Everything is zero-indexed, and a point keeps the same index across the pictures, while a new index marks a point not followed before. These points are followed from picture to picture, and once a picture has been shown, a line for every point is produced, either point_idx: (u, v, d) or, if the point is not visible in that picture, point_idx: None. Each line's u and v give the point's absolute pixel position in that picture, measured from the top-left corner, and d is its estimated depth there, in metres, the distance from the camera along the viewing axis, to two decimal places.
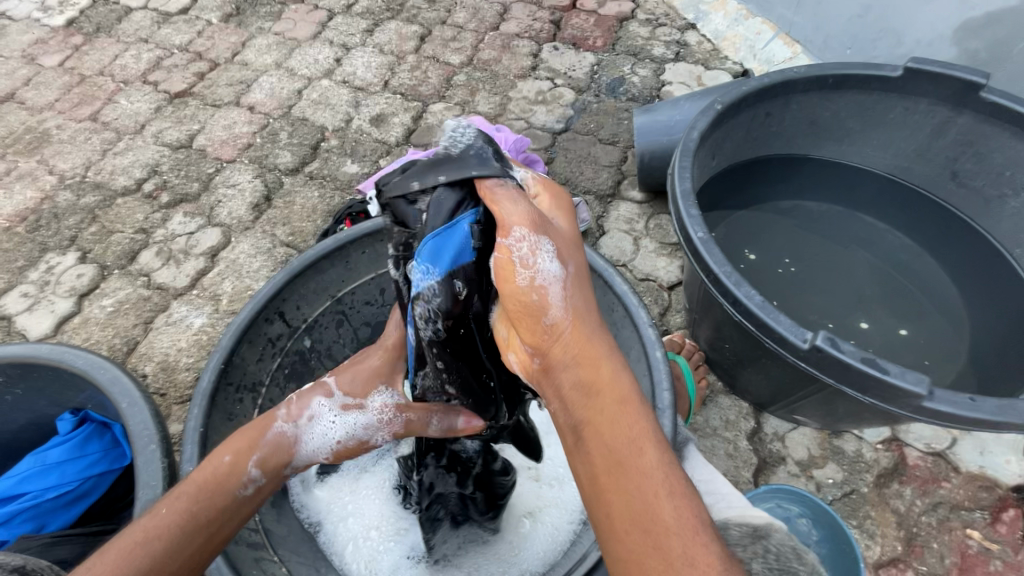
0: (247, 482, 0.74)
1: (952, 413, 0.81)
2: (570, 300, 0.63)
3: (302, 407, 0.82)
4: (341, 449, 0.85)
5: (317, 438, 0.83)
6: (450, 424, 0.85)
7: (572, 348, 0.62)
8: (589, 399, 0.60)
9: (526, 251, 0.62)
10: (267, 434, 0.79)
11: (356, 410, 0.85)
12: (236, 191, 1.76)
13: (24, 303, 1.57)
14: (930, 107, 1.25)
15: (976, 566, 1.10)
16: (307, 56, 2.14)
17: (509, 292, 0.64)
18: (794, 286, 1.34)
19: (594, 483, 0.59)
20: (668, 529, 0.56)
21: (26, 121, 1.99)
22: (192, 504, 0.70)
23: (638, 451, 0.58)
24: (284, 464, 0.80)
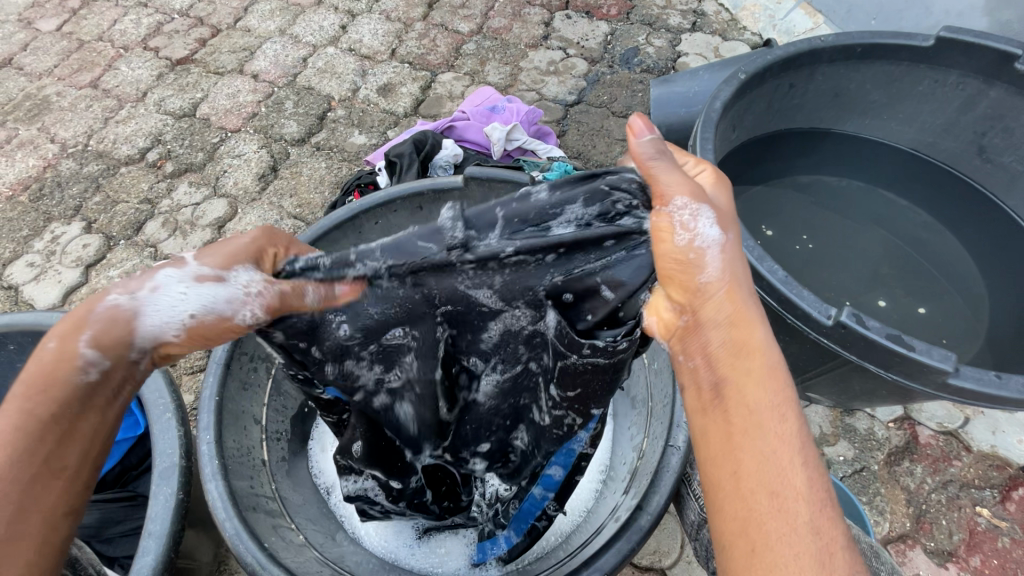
0: (87, 367, 0.59)
1: (977, 390, 0.80)
2: (729, 263, 0.63)
3: (146, 275, 0.63)
4: (192, 325, 0.63)
5: (157, 310, 0.62)
6: (331, 294, 0.69)
7: (725, 308, 0.62)
8: (734, 359, 0.60)
9: (687, 217, 0.62)
10: (96, 310, 0.61)
11: (210, 281, 0.63)
12: (242, 161, 1.73)
13: (30, 273, 1.55)
14: (960, 79, 1.21)
15: (985, 542, 1.11)
16: (311, 23, 2.07)
17: (664, 252, 0.63)
18: (812, 262, 1.32)
19: (721, 441, 0.58)
20: (799, 494, 0.54)
21: (26, 87, 1.94)
22: (22, 402, 0.57)
23: (776, 418, 0.57)
24: (125, 340, 0.61)
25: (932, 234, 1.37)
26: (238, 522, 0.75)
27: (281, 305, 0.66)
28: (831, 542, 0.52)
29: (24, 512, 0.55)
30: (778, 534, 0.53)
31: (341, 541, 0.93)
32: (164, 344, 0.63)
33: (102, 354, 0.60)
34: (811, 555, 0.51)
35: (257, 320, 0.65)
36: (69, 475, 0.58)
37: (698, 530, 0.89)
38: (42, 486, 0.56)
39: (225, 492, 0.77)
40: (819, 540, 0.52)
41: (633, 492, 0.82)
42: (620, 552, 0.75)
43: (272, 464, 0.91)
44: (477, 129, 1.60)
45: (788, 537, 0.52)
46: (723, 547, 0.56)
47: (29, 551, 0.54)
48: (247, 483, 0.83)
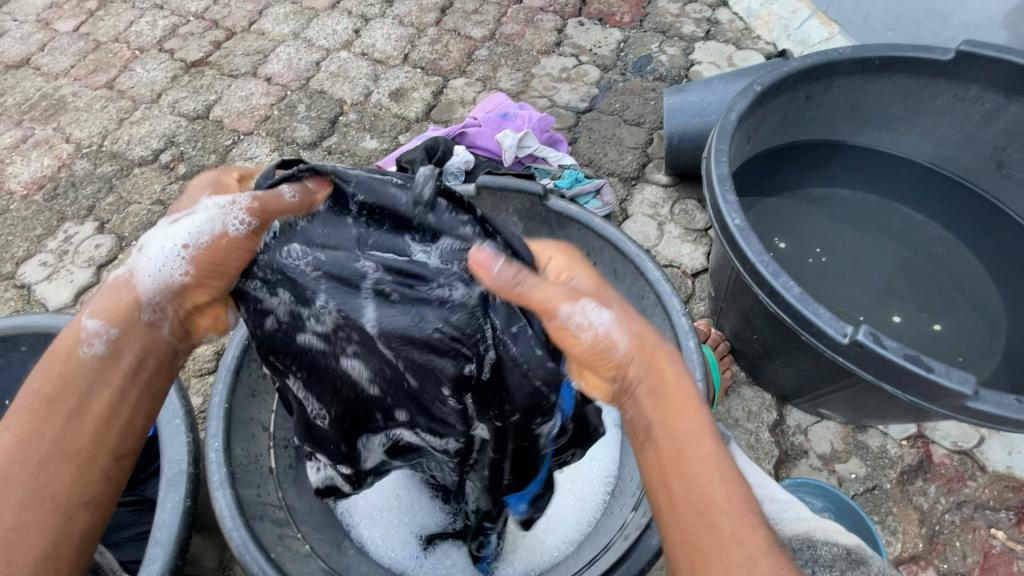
0: (93, 338, 0.60)
1: (996, 414, 0.79)
2: (630, 327, 0.62)
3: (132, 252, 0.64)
4: (194, 257, 0.64)
5: (152, 266, 0.62)
6: (301, 187, 0.72)
7: (643, 363, 0.61)
8: (660, 403, 0.60)
9: (576, 317, 0.62)
10: (100, 290, 0.63)
11: (185, 217, 0.65)
12: (254, 164, 1.74)
13: (43, 272, 1.57)
14: (980, 94, 1.19)
15: (1000, 566, 1.09)
16: (325, 27, 2.08)
17: (576, 347, 0.63)
18: (825, 276, 1.31)
19: (655, 469, 0.58)
20: (722, 513, 0.54)
21: (42, 87, 1.96)
22: (43, 379, 0.59)
23: (697, 443, 0.57)
24: (131, 302, 0.62)
25: (948, 249, 1.35)
26: (245, 531, 0.75)
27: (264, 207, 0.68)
28: (757, 550, 0.52)
29: (38, 497, 0.55)
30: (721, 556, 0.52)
31: (346, 552, 0.93)
32: (175, 290, 0.63)
33: (116, 320, 0.61)
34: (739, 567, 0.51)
35: (247, 223, 0.67)
36: (79, 462, 0.57)
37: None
38: (58, 470, 0.56)
39: (232, 500, 0.77)
40: (747, 550, 0.52)
41: (642, 509, 0.81)
42: (629, 571, 0.75)
43: (279, 472, 0.91)
44: (488, 136, 1.60)
45: (711, 552, 0.52)
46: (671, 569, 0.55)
47: (43, 538, 0.55)
48: (255, 492, 0.83)
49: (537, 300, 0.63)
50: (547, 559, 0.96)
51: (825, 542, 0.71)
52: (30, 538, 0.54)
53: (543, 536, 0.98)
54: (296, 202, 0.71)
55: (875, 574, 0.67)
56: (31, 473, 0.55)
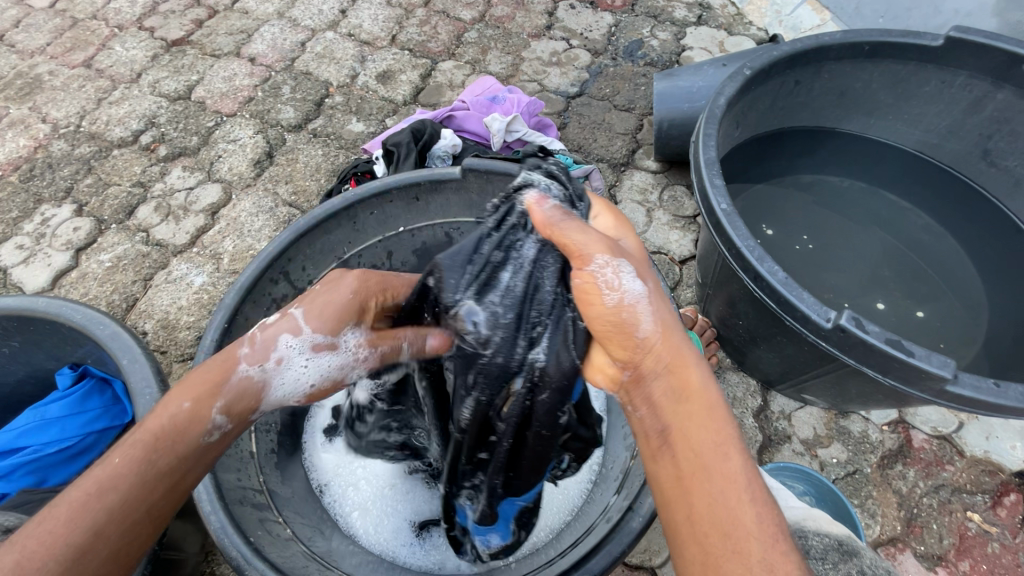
0: (212, 429, 0.64)
1: (975, 398, 0.80)
2: (659, 311, 0.62)
3: (267, 344, 0.72)
4: (312, 391, 0.77)
5: (285, 380, 0.73)
6: (422, 345, 0.83)
7: (665, 356, 0.60)
8: (678, 406, 0.59)
9: (608, 275, 0.62)
10: (232, 377, 0.69)
11: (326, 353, 0.75)
12: (237, 147, 1.70)
13: (19, 256, 1.53)
14: (967, 81, 1.19)
15: (975, 547, 1.11)
16: (311, 6, 2.03)
17: (598, 313, 0.63)
18: (811, 263, 1.31)
19: (677, 485, 0.57)
20: (751, 536, 0.53)
21: (16, 65, 1.90)
22: (146, 454, 0.59)
23: (724, 455, 0.56)
24: (253, 408, 0.70)
25: (933, 237, 1.36)
26: (223, 514, 0.74)
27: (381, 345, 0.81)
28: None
29: (119, 553, 0.55)
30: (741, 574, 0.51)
31: (329, 537, 0.93)
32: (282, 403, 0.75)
33: (242, 421, 0.69)
34: None
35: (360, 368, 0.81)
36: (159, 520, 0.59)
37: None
38: (140, 531, 0.57)
39: (211, 483, 0.76)
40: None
41: (624, 493, 0.82)
42: (611, 553, 0.75)
43: (260, 456, 0.90)
44: (476, 120, 1.58)
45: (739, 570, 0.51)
46: None
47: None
48: (234, 476, 0.82)
49: (580, 251, 0.64)
50: (528, 547, 0.95)
51: (817, 532, 0.71)
52: None
53: None
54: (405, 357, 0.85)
55: (867, 566, 0.68)
56: (119, 531, 0.55)
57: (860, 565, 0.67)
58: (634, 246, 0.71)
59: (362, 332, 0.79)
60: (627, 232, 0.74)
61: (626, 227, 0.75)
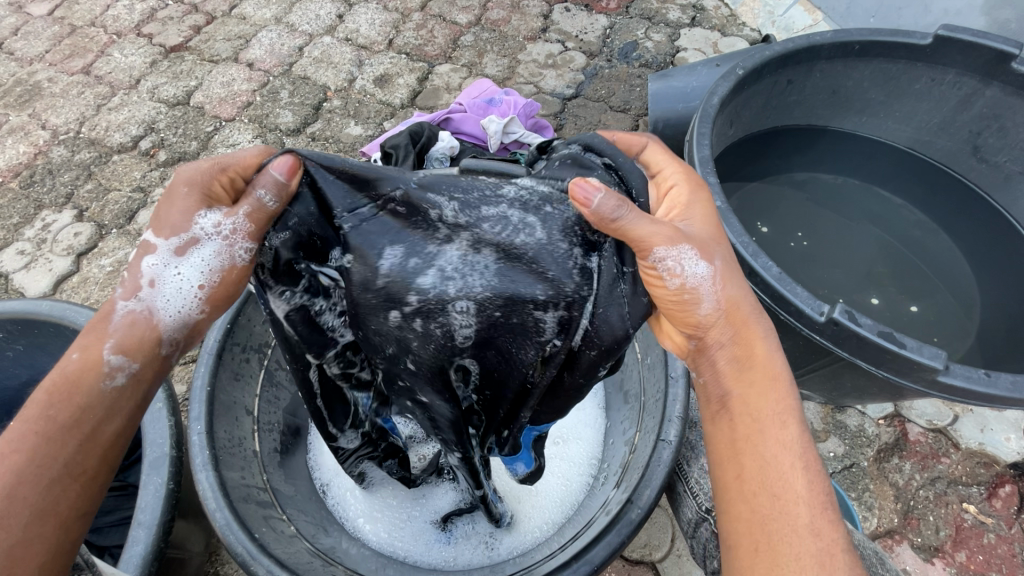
0: (114, 370, 0.60)
1: (966, 388, 0.81)
2: (720, 293, 0.63)
3: (137, 277, 0.62)
4: (207, 294, 0.64)
5: (167, 300, 0.63)
6: (274, 181, 0.63)
7: (729, 332, 0.64)
8: (741, 374, 0.63)
9: (671, 262, 0.61)
10: (111, 318, 0.62)
11: (188, 249, 0.62)
12: (236, 151, 1.71)
13: (20, 261, 1.54)
14: (957, 78, 1.21)
15: (971, 538, 1.12)
16: (308, 11, 2.05)
17: (656, 295, 0.64)
18: (806, 259, 1.33)
19: (728, 449, 0.62)
20: (799, 499, 0.57)
21: (16, 73, 1.91)
22: (46, 415, 0.58)
23: (779, 424, 0.61)
24: (151, 339, 0.62)
25: (926, 233, 1.38)
26: (228, 511, 0.76)
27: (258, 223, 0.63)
28: (833, 543, 0.55)
29: (45, 513, 0.55)
30: (784, 532, 0.56)
31: (333, 534, 0.94)
32: (191, 324, 0.65)
33: (141, 349, 0.62)
34: (812, 555, 0.55)
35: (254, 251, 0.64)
36: (86, 479, 0.58)
37: (697, 529, 0.91)
38: (65, 490, 0.57)
39: (215, 481, 0.77)
40: (823, 542, 0.55)
41: (623, 486, 0.83)
42: (611, 545, 0.77)
43: (264, 455, 0.91)
44: (473, 122, 1.59)
45: (783, 528, 0.57)
46: (732, 540, 0.59)
47: (41, 555, 0.54)
48: (239, 474, 0.83)
49: (630, 237, 0.61)
50: (529, 541, 0.97)
51: None
52: (29, 557, 0.54)
53: (530, 514, 1.00)
54: (282, 208, 0.64)
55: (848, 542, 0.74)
56: (39, 492, 0.55)
57: None
58: (704, 213, 0.67)
59: (210, 208, 0.62)
60: (702, 195, 0.69)
61: (699, 188, 0.69)
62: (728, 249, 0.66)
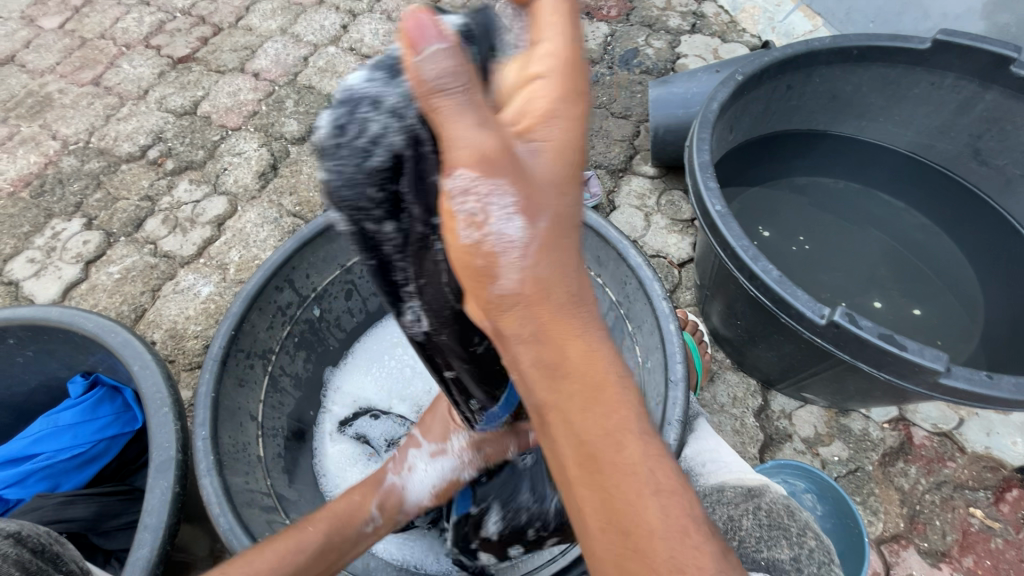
0: (369, 521, 0.80)
1: (968, 390, 0.81)
2: (531, 262, 0.44)
3: (402, 459, 0.88)
4: (437, 490, 0.88)
5: (414, 485, 0.87)
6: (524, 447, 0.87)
7: (532, 318, 0.44)
8: (556, 382, 0.44)
9: (466, 201, 0.42)
10: (381, 481, 0.85)
11: (438, 453, 0.88)
12: (242, 159, 1.74)
13: (30, 269, 1.56)
14: (956, 82, 1.21)
15: (978, 543, 1.11)
16: (312, 22, 2.08)
17: (453, 246, 0.46)
18: (809, 264, 1.33)
19: (561, 476, 0.46)
20: (663, 541, 0.43)
21: (27, 84, 1.95)
22: (328, 531, 0.75)
23: (617, 442, 0.44)
24: (398, 509, 0.84)
25: (929, 236, 1.39)
26: (233, 517, 0.76)
27: (489, 442, 0.84)
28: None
29: None
30: None
31: None
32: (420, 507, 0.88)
33: (389, 517, 0.83)
34: None
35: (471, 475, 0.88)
36: None
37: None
38: None
39: (219, 486, 0.78)
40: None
41: None
42: None
43: (267, 459, 0.93)
44: None
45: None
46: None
47: None
48: (243, 479, 0.84)
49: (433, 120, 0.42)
50: None
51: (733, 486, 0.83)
52: None
53: None
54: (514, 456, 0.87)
55: (767, 503, 0.78)
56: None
57: (758, 503, 0.78)
58: (552, 135, 0.45)
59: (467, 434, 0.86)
60: (572, 110, 0.46)
61: (576, 100, 0.46)
62: (564, 200, 0.46)
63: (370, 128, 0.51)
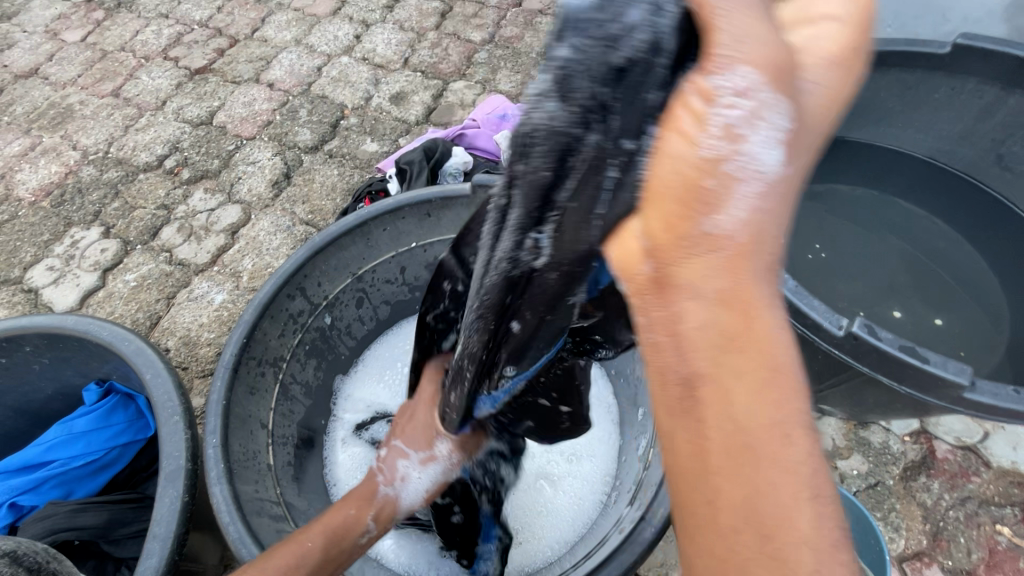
0: (365, 530, 0.80)
1: (994, 405, 0.78)
2: (753, 212, 0.39)
3: (389, 469, 0.85)
4: (428, 495, 0.87)
5: (408, 493, 0.85)
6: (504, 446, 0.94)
7: (724, 274, 0.39)
8: (726, 349, 0.38)
9: (727, 106, 0.37)
10: (374, 493, 0.83)
11: (425, 461, 0.85)
12: (256, 168, 1.76)
13: (50, 276, 1.59)
14: (977, 86, 1.19)
15: (1006, 562, 1.07)
16: (326, 33, 2.10)
17: (667, 164, 0.39)
18: (826, 272, 1.31)
19: (695, 451, 0.39)
20: (806, 543, 0.36)
21: (50, 96, 2.00)
22: (326, 539, 0.75)
23: (783, 434, 0.38)
24: (392, 517, 0.84)
25: (951, 244, 1.37)
26: (242, 525, 0.76)
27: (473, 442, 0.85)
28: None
29: None
30: None
31: None
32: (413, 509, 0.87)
33: (383, 528, 0.83)
34: None
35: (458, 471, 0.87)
36: None
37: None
38: None
39: (229, 494, 0.78)
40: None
41: (636, 503, 0.82)
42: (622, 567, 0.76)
43: (277, 468, 0.92)
44: (487, 137, 1.62)
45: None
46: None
47: None
48: (253, 488, 0.84)
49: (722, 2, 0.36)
50: (540, 561, 0.97)
51: None
52: None
53: (538, 536, 0.99)
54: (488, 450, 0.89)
55: None
56: None
57: None
58: (820, 85, 0.41)
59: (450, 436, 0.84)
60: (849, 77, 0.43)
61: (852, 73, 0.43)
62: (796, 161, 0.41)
63: (629, 15, 0.43)
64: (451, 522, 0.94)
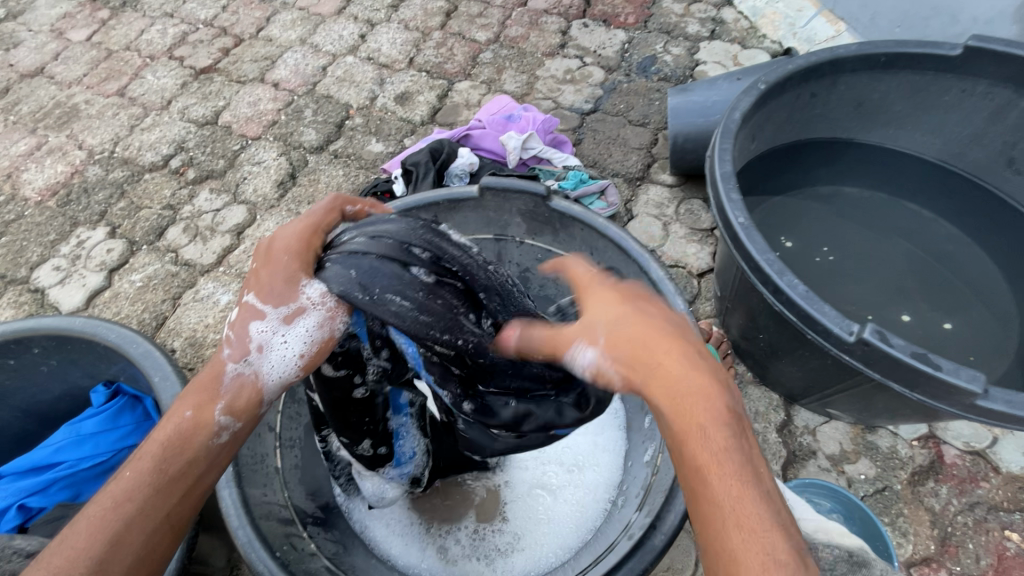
0: (218, 429, 0.65)
1: (1006, 412, 0.78)
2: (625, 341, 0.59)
3: (241, 338, 0.66)
4: (305, 362, 0.67)
5: (270, 365, 0.66)
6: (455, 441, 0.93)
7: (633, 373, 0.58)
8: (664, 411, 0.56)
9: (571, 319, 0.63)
10: (223, 378, 0.66)
11: (293, 315, 0.65)
12: (261, 169, 1.76)
13: (56, 276, 1.59)
14: (988, 89, 1.18)
15: (1015, 568, 1.06)
16: (331, 32, 2.10)
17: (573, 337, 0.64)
18: (833, 275, 1.30)
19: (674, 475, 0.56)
20: (744, 524, 0.50)
21: (56, 96, 2.00)
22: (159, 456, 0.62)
23: (709, 450, 0.53)
24: (254, 403, 0.67)
25: (958, 246, 1.35)
26: (251, 530, 0.77)
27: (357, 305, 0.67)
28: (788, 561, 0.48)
29: (144, 555, 0.61)
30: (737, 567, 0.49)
31: (353, 551, 0.96)
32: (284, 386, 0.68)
33: (243, 418, 0.66)
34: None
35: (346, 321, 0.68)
36: (172, 523, 0.63)
37: None
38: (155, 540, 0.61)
39: (237, 495, 0.79)
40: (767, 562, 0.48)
41: (646, 509, 0.81)
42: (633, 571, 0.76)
43: (285, 471, 0.92)
44: (492, 138, 1.61)
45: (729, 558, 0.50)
46: None
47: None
48: (261, 491, 0.84)
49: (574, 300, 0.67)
50: (543, 565, 0.97)
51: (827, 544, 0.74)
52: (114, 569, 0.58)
53: (541, 542, 1.00)
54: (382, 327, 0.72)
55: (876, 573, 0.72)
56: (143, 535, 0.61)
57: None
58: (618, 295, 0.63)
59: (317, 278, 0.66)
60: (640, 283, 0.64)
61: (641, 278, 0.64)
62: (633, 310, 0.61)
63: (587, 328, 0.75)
64: (355, 399, 0.79)
